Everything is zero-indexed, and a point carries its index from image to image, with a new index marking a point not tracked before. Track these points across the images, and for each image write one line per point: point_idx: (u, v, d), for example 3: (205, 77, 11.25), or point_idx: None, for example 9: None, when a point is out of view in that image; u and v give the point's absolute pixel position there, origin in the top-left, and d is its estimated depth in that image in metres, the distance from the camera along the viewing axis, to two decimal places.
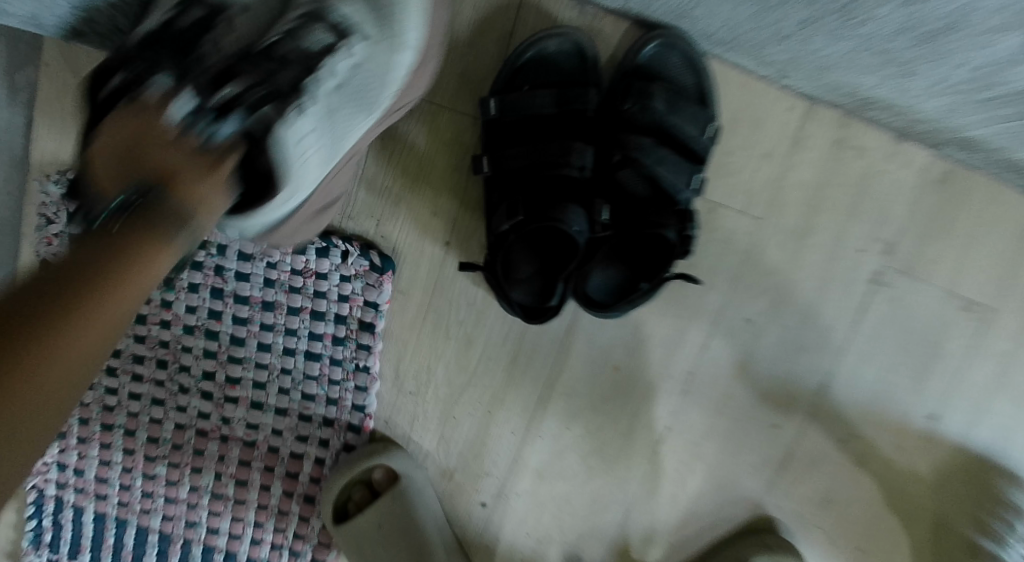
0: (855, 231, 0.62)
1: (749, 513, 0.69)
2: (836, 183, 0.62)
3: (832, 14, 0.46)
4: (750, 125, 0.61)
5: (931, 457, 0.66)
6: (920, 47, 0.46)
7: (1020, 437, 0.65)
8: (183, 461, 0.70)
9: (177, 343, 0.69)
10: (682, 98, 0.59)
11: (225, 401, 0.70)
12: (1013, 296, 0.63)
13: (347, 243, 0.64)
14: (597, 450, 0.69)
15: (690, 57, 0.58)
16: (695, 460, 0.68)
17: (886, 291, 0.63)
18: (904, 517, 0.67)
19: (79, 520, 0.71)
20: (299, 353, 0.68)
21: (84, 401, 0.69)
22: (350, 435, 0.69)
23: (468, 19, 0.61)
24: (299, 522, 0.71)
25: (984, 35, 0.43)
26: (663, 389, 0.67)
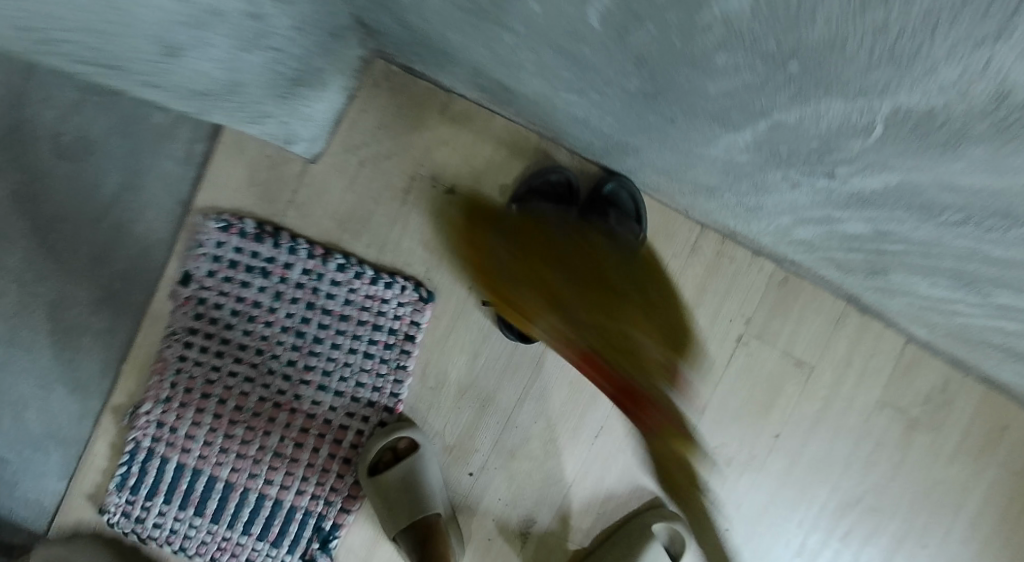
0: (728, 308, 1.00)
1: (650, 495, 1.03)
2: (717, 277, 0.99)
3: (700, 193, 0.81)
4: (666, 235, 0.98)
5: (770, 463, 1.02)
6: (745, 216, 0.81)
7: (826, 453, 1.03)
8: (258, 426, 1.01)
9: (274, 337, 0.99)
10: (629, 217, 0.94)
11: (300, 382, 1.00)
12: (825, 357, 1.01)
13: (405, 280, 0.97)
14: (553, 440, 1.02)
15: (634, 195, 0.94)
16: (618, 452, 1.02)
17: (744, 348, 1.01)
18: (751, 502, 1.03)
19: (163, 467, 1.01)
20: (359, 352, 1.00)
21: (193, 375, 1.01)
22: (385, 414, 1.01)
23: (500, 151, 0.96)
24: (336, 478, 1.02)
25: (772, 219, 0.77)
26: (601, 400, 1.01)
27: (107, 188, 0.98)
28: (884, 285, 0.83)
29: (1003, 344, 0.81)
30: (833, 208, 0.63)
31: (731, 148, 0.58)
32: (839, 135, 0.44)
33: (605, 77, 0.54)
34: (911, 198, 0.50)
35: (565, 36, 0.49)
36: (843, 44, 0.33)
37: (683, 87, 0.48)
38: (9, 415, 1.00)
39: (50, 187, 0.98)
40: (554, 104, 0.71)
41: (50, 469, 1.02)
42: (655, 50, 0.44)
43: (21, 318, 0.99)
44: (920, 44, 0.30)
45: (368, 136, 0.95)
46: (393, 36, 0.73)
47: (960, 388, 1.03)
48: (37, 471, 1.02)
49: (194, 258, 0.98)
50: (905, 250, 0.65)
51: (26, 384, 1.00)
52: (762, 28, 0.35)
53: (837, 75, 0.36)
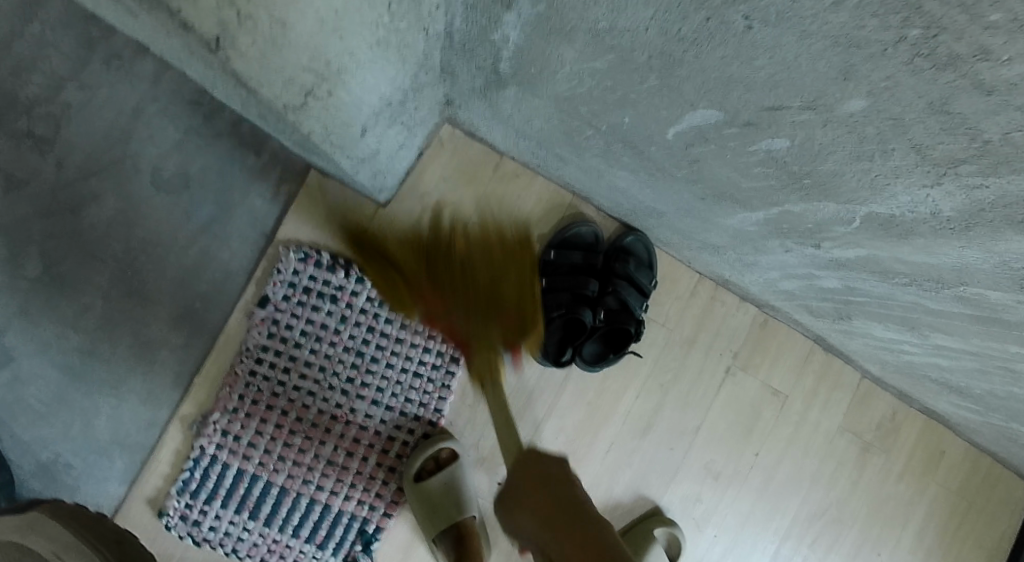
0: (719, 343, 1.20)
1: (647, 507, 1.20)
2: (709, 318, 1.20)
3: (709, 250, 1.00)
4: (670, 281, 1.19)
5: (750, 476, 1.22)
6: (744, 269, 1.00)
7: (795, 471, 1.22)
8: (315, 435, 1.09)
9: (337, 357, 1.10)
10: (644, 264, 1.13)
11: (356, 397, 1.10)
12: (797, 388, 1.22)
13: None
14: (570, 452, 1.18)
15: (650, 248, 1.14)
16: (626, 463, 1.19)
17: (732, 377, 1.21)
18: (732, 510, 1.22)
19: (223, 472, 1.07)
20: (410, 371, 1.12)
21: (261, 389, 1.07)
22: (429, 427, 1.12)
23: (540, 206, 1.14)
24: (380, 485, 1.11)
25: (765, 273, 0.97)
26: (612, 420, 1.19)
27: (193, 219, 1.04)
28: (847, 328, 1.05)
29: (939, 378, 1.03)
30: (815, 268, 0.83)
31: (744, 221, 0.77)
32: (830, 223, 0.65)
33: (661, 166, 0.73)
34: (876, 265, 0.71)
35: (642, 139, 0.68)
36: (842, 175, 0.53)
37: (723, 181, 0.68)
38: (77, 423, 1.03)
39: (142, 214, 1.03)
40: (605, 176, 0.90)
41: (112, 474, 1.05)
42: (711, 157, 0.63)
43: (102, 334, 1.03)
44: (889, 182, 0.50)
45: (435, 185, 1.11)
46: (475, 114, 0.91)
47: (904, 417, 1.24)
48: (99, 476, 1.05)
49: (272, 283, 1.07)
50: (868, 301, 0.86)
51: (99, 392, 1.03)
52: (793, 159, 0.55)
53: (835, 191, 0.56)
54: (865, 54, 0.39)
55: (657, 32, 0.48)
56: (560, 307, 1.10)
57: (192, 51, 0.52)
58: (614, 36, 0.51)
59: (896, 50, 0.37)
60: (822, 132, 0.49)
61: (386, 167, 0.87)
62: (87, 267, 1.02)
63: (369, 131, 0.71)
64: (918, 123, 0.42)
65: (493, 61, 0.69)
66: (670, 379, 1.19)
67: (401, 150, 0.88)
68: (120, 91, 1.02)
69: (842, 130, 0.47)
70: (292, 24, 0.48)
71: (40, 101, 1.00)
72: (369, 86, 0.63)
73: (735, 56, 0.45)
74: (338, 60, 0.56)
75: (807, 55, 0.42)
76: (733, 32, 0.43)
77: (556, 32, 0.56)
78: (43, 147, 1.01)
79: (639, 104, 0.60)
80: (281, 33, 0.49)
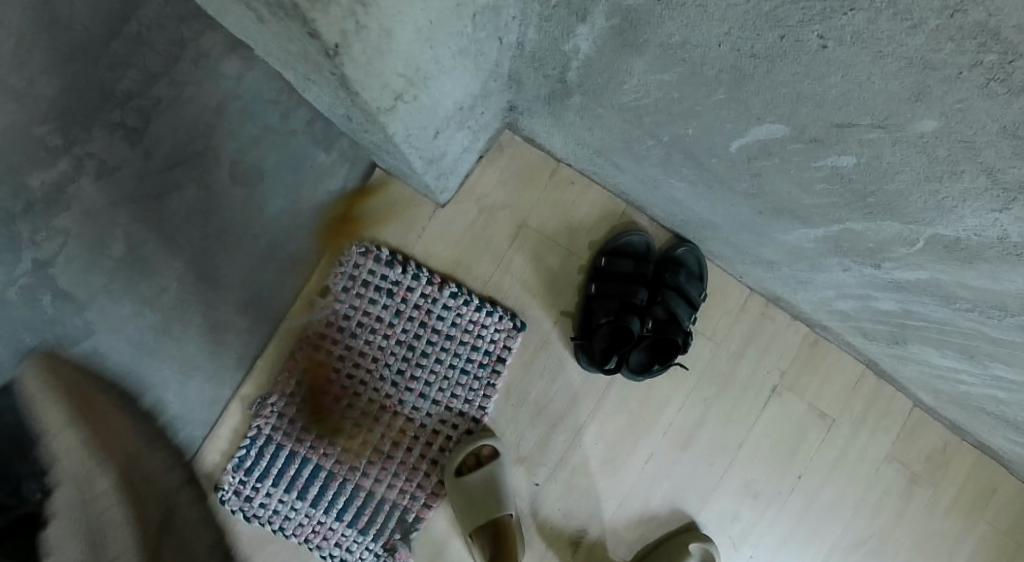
0: (767, 360, 1.19)
1: (683, 521, 1.19)
2: (757, 335, 1.19)
3: (763, 265, 1.00)
4: (719, 295, 1.19)
5: (791, 497, 1.20)
6: (796, 286, 1.00)
7: (838, 496, 1.20)
8: (365, 423, 1.12)
9: (389, 349, 1.13)
10: (695, 276, 1.13)
11: (405, 389, 1.13)
12: (845, 412, 1.20)
13: (504, 311, 1.14)
14: (609, 460, 1.18)
15: (701, 260, 1.14)
16: (665, 475, 1.19)
17: (777, 396, 1.20)
18: (771, 531, 1.20)
19: (276, 452, 1.11)
20: (458, 368, 1.14)
21: (315, 375, 1.11)
22: (472, 424, 1.15)
23: (593, 214, 1.15)
24: (423, 476, 1.13)
25: (818, 291, 0.96)
26: (653, 430, 1.19)
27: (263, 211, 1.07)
28: (901, 353, 1.03)
29: (995, 412, 1.00)
30: (873, 289, 0.82)
31: (802, 238, 0.77)
32: (892, 243, 0.64)
33: (721, 179, 0.74)
34: (936, 288, 0.70)
35: (704, 151, 0.69)
36: (908, 196, 0.53)
37: (784, 196, 0.68)
38: (146, 399, 1.06)
39: (218, 205, 1.05)
40: (661, 187, 0.91)
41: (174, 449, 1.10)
42: (773, 171, 0.64)
43: (175, 314, 1.05)
44: (956, 204, 0.50)
45: (492, 188, 1.13)
46: (538, 121, 0.93)
47: (956, 449, 1.21)
48: None
49: (334, 274, 1.10)
50: (925, 326, 0.85)
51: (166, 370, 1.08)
52: (858, 177, 0.55)
53: (899, 210, 0.56)
54: (939, 76, 0.39)
55: (729, 48, 0.49)
56: (607, 313, 1.11)
57: (300, 51, 0.55)
58: (686, 49, 0.52)
59: (971, 73, 0.38)
60: (890, 151, 0.49)
61: (448, 171, 0.89)
62: (166, 252, 1.04)
63: (441, 133, 0.74)
64: (989, 146, 0.42)
65: (561, 70, 0.71)
66: (714, 393, 1.19)
67: (464, 153, 0.90)
68: (205, 89, 1.04)
69: (912, 150, 0.47)
70: (397, 33, 0.51)
71: (132, 95, 1.02)
72: (446, 92, 0.66)
73: (807, 73, 0.46)
74: (426, 67, 0.59)
75: (881, 76, 0.42)
76: (807, 49, 0.44)
77: (627, 45, 0.57)
78: (132, 139, 1.03)
79: (705, 117, 0.61)
80: (386, 40, 0.51)
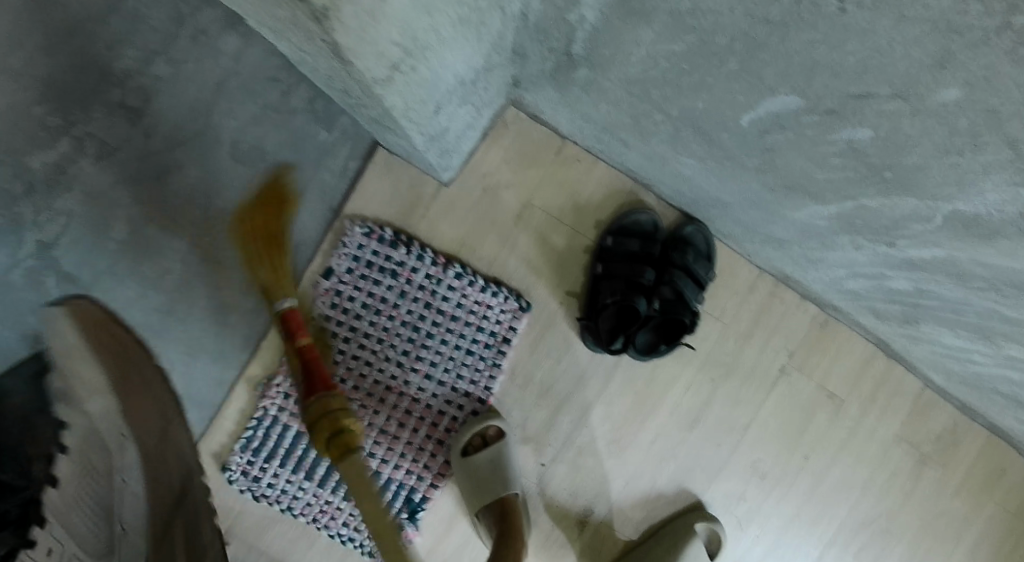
0: (776, 340, 1.17)
1: (690, 501, 1.19)
2: (767, 315, 1.17)
3: (772, 243, 0.98)
4: (728, 275, 1.17)
5: (799, 477, 1.19)
6: (806, 265, 0.98)
7: (847, 477, 1.19)
8: (370, 404, 1.12)
9: (394, 330, 1.12)
10: (703, 256, 1.12)
11: (410, 370, 1.12)
12: (854, 392, 1.19)
13: (510, 291, 1.13)
14: (615, 440, 1.17)
15: (709, 239, 1.13)
16: (672, 456, 1.18)
17: (786, 376, 1.18)
18: (779, 511, 1.19)
19: (282, 433, 1.11)
20: (463, 348, 1.13)
21: (320, 356, 1.11)
22: (478, 404, 1.14)
23: (600, 192, 1.13)
24: (429, 456, 1.13)
25: (829, 270, 0.95)
26: (661, 411, 1.18)
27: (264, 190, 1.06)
28: (913, 333, 1.01)
29: (1009, 392, 0.98)
30: (886, 268, 0.80)
31: (813, 215, 0.75)
32: (908, 220, 0.63)
33: (731, 155, 0.72)
34: (952, 267, 0.68)
35: (714, 125, 0.67)
36: (927, 170, 0.51)
37: (796, 171, 0.66)
38: None
39: None
40: (670, 164, 0.89)
41: None
42: (786, 145, 0.62)
43: (179, 299, 1.03)
44: (977, 178, 0.48)
45: (497, 165, 1.11)
46: (543, 96, 0.91)
47: (966, 430, 1.20)
48: None
49: (337, 255, 1.10)
50: (938, 306, 0.83)
51: None
52: (875, 150, 0.53)
53: (917, 185, 0.54)
54: (965, 41, 0.37)
55: (743, 14, 0.47)
56: (615, 293, 1.08)
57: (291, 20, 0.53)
58: (696, 17, 0.50)
59: (999, 38, 0.36)
60: (909, 123, 0.47)
61: (451, 148, 0.87)
62: (170, 236, 1.01)
63: (443, 106, 0.72)
64: (1015, 116, 0.40)
65: (567, 42, 0.69)
66: (722, 374, 1.18)
67: (468, 130, 0.88)
68: (205, 66, 0.99)
69: (933, 121, 0.45)
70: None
71: None
72: (448, 64, 0.64)
73: (823, 40, 0.44)
74: (424, 36, 0.57)
75: (902, 40, 0.40)
76: (824, 13, 0.42)
77: (636, 12, 0.55)
78: None
79: (716, 89, 0.59)
80: (378, 7, 0.49)
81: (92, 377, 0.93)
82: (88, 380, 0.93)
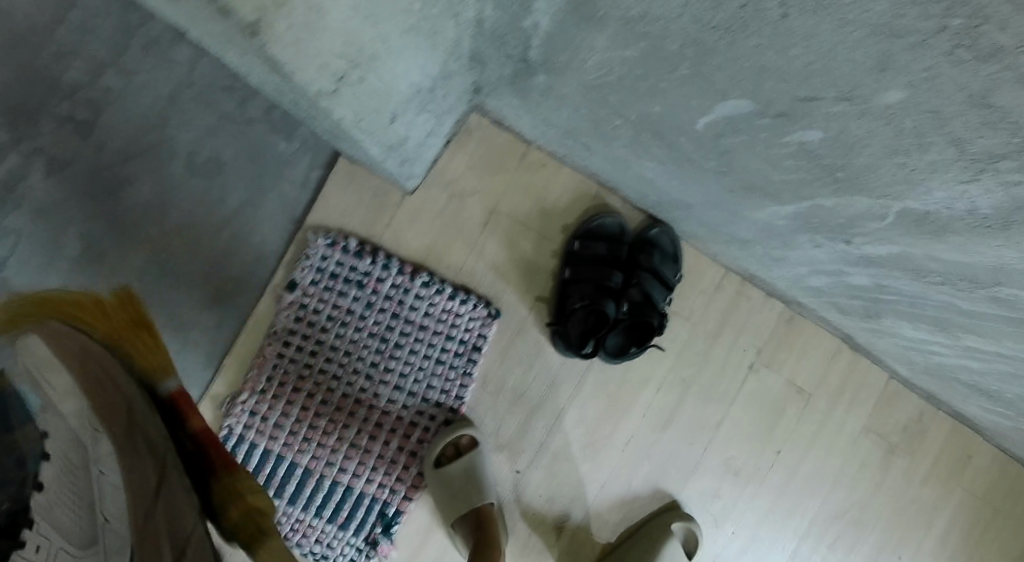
0: (744, 338, 1.19)
1: (665, 501, 1.19)
2: (734, 313, 1.18)
3: (736, 243, 0.99)
4: (695, 275, 1.18)
5: (773, 471, 1.20)
6: (770, 263, 0.99)
7: (818, 470, 1.21)
8: (340, 418, 1.10)
9: (362, 341, 1.11)
10: (669, 258, 1.13)
11: (380, 382, 1.11)
12: (822, 387, 1.20)
13: (478, 299, 1.12)
14: (589, 443, 1.18)
15: (676, 240, 1.14)
16: (645, 457, 1.19)
17: (756, 373, 1.19)
18: (753, 507, 1.21)
19: (250, 451, 1.09)
20: (433, 358, 1.12)
21: (287, 371, 1.09)
22: (449, 414, 1.13)
23: (566, 197, 1.13)
24: (402, 469, 1.12)
25: (793, 268, 0.96)
26: (633, 412, 1.18)
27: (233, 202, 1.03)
28: (876, 327, 1.03)
29: (970, 381, 1.00)
30: (846, 265, 0.82)
31: (773, 215, 0.76)
32: (862, 218, 0.64)
33: (690, 158, 0.73)
34: (908, 263, 0.69)
35: (672, 129, 0.67)
36: (877, 170, 0.52)
37: (753, 173, 0.67)
38: None
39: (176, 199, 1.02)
40: (632, 167, 0.89)
41: None
42: (742, 148, 0.62)
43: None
44: (924, 177, 0.49)
45: (462, 173, 1.11)
46: (505, 102, 0.91)
47: (932, 420, 1.22)
48: None
49: (300, 268, 1.08)
50: (897, 300, 0.85)
51: None
52: (826, 152, 0.54)
53: (869, 185, 0.55)
54: (906, 43, 0.38)
55: (690, 20, 0.47)
56: (583, 298, 1.10)
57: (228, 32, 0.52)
58: (646, 23, 0.51)
59: (938, 40, 0.36)
60: (856, 124, 0.48)
61: (411, 157, 0.86)
62: (123, 251, 1.01)
63: (401, 116, 0.71)
64: (957, 116, 0.41)
65: (523, 48, 0.69)
66: (692, 373, 1.19)
67: (429, 138, 0.88)
68: (158, 76, 1.00)
69: (880, 122, 0.46)
70: None
71: (81, 86, 0.99)
72: (401, 74, 0.64)
73: (769, 44, 0.45)
74: (371, 47, 0.56)
75: (844, 44, 0.41)
76: (767, 19, 0.42)
77: (588, 19, 0.55)
78: (83, 131, 0.99)
79: (670, 94, 0.60)
80: None
81: (57, 378, 0.55)
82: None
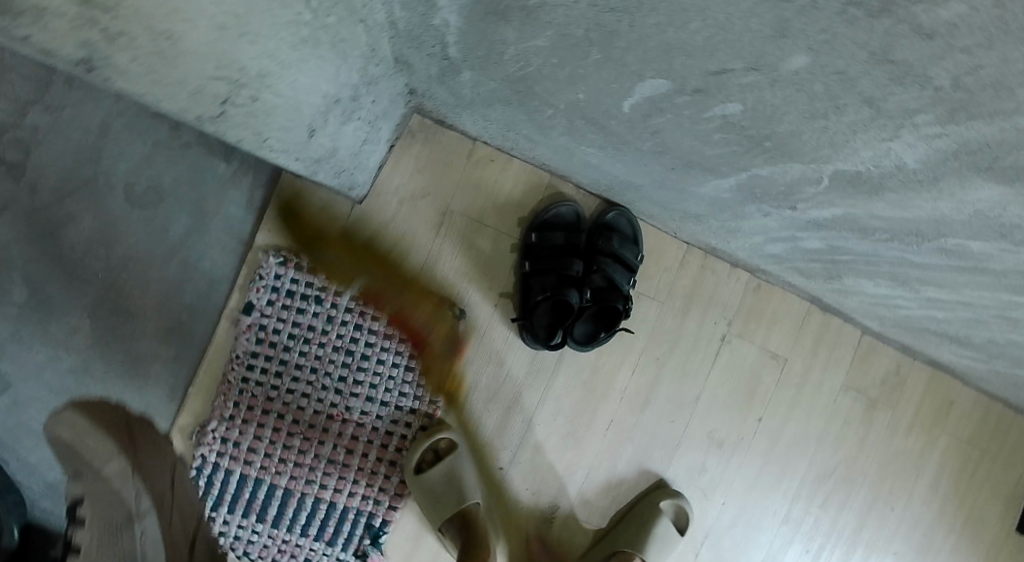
0: (713, 311, 1.18)
1: (652, 482, 1.19)
2: (701, 287, 1.18)
3: (692, 219, 0.98)
4: (658, 254, 1.17)
5: (756, 439, 1.20)
6: (727, 235, 0.98)
7: (801, 433, 1.21)
8: (313, 435, 1.08)
9: (327, 356, 1.09)
10: (629, 239, 1.11)
11: (350, 395, 1.09)
12: (796, 351, 1.20)
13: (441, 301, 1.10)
14: (570, 433, 1.17)
15: (632, 221, 1.12)
16: (627, 439, 1.18)
17: (728, 344, 1.19)
18: (740, 476, 1.20)
19: (226, 479, 1.07)
20: (402, 365, 1.11)
21: (255, 394, 1.07)
22: (425, 419, 1.12)
23: (519, 190, 1.12)
24: (383, 479, 1.10)
25: (749, 238, 0.95)
26: (611, 397, 1.17)
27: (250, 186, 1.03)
28: (840, 286, 1.02)
29: (938, 329, 1.00)
30: (797, 230, 0.81)
31: (717, 189, 0.75)
32: (800, 184, 0.63)
33: (623, 139, 0.71)
34: (853, 223, 0.69)
35: (601, 114, 0.66)
36: (801, 136, 0.51)
37: (687, 150, 0.66)
38: None
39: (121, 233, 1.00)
40: (575, 154, 0.88)
41: None
42: (670, 126, 0.61)
43: (93, 352, 1.01)
44: (848, 139, 0.48)
45: (410, 177, 1.09)
46: (439, 101, 0.89)
47: (910, 370, 1.22)
48: None
49: (255, 289, 1.05)
50: (853, 260, 0.84)
51: None
52: (749, 123, 0.53)
53: (798, 151, 0.54)
54: (795, 7, 0.37)
55: (588, 4, 0.46)
56: (544, 290, 1.08)
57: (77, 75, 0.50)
58: (547, 11, 0.49)
59: (825, 2, 0.35)
60: (771, 93, 0.47)
61: (345, 168, 0.85)
62: (73, 291, 1.00)
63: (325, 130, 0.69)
64: (864, 75, 0.40)
65: (442, 47, 0.67)
66: (665, 351, 1.18)
67: (365, 145, 0.85)
68: (85, 109, 0.98)
69: (792, 89, 0.45)
70: (181, 35, 0.46)
71: (6, 126, 0.96)
72: (304, 85, 0.62)
73: (668, 22, 0.43)
74: (255, 64, 0.54)
75: (738, 14, 0.39)
76: None
77: (491, 13, 0.54)
78: (16, 173, 0.97)
79: (590, 79, 0.58)
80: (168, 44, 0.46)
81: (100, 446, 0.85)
82: (98, 449, 0.84)
